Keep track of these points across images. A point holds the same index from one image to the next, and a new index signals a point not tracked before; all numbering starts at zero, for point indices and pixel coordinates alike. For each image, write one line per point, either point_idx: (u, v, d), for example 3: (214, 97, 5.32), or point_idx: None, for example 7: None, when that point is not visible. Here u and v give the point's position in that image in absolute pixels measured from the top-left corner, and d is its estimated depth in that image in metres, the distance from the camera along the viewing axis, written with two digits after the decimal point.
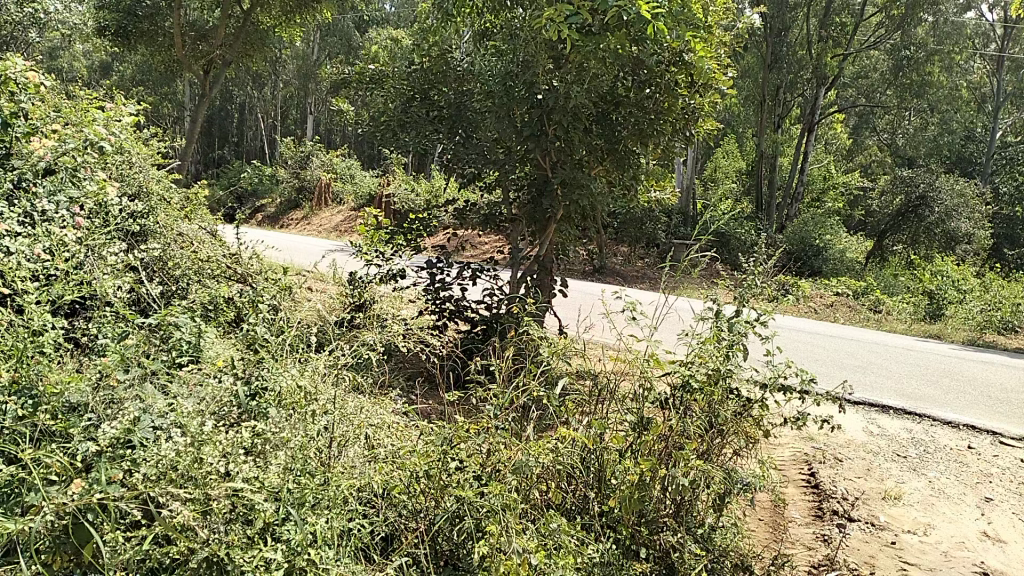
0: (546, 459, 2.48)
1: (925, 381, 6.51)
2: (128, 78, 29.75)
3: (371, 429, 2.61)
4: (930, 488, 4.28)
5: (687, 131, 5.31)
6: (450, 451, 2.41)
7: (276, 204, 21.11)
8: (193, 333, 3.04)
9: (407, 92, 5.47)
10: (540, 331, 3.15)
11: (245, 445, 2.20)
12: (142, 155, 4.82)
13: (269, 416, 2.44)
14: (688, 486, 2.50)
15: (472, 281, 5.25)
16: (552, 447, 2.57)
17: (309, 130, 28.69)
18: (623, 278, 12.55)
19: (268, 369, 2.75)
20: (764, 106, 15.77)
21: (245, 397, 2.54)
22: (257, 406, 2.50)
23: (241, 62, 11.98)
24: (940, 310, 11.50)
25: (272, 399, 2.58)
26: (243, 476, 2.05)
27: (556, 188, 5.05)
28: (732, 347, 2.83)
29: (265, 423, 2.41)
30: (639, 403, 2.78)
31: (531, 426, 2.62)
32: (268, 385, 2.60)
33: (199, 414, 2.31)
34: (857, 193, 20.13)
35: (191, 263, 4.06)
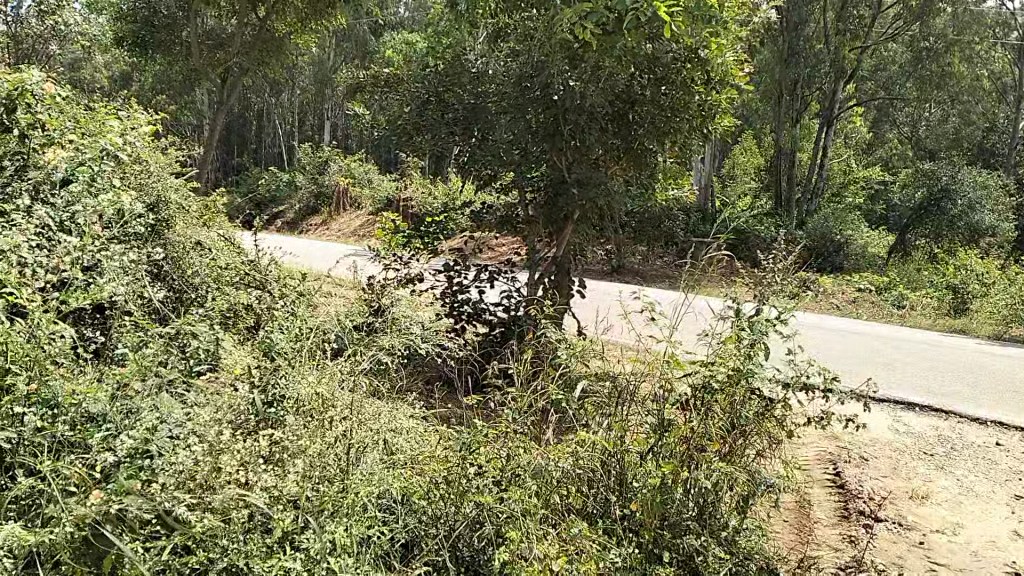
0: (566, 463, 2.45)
1: (950, 377, 6.42)
2: (148, 87, 30.15)
3: (388, 434, 2.59)
4: (959, 486, 4.20)
5: (705, 128, 5.28)
6: (469, 457, 2.40)
7: (294, 210, 21.25)
8: (209, 339, 3.05)
9: (422, 95, 5.47)
10: (559, 333, 3.12)
11: (261, 453, 2.20)
12: (160, 163, 4.87)
13: (287, 423, 2.44)
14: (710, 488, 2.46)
15: (490, 284, 5.26)
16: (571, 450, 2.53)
17: (326, 135, 28.86)
18: (643, 277, 12.51)
19: (285, 375, 2.74)
20: (782, 101, 15.64)
21: (261, 403, 2.54)
22: (274, 414, 2.50)
23: (257, 69, 12.07)
24: (964, 304, 11.38)
25: (289, 405, 2.57)
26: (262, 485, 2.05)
27: (573, 189, 5.03)
28: (755, 346, 2.78)
29: (283, 430, 2.40)
30: (660, 405, 2.75)
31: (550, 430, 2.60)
32: (285, 392, 2.58)
33: (216, 423, 2.31)
34: (878, 187, 19.92)
35: (211, 270, 4.10)
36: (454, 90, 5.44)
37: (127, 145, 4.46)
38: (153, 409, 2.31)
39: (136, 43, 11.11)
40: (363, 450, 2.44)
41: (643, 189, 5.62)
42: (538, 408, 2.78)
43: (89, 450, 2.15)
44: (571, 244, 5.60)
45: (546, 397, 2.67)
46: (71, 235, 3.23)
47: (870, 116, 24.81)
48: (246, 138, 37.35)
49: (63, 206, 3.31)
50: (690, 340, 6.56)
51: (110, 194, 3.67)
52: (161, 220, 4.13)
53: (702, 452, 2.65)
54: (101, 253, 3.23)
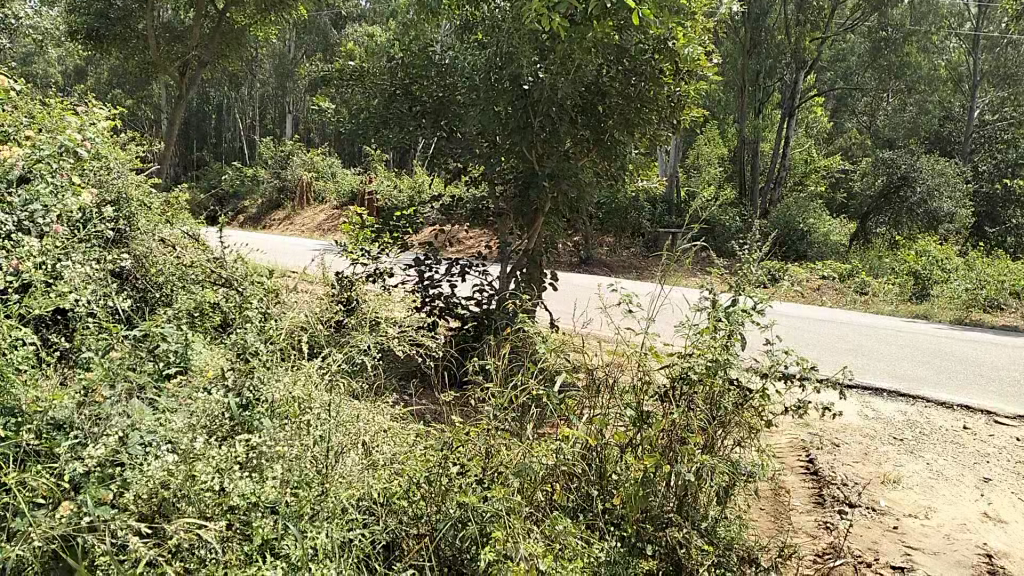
0: (548, 459, 2.41)
1: (916, 362, 6.50)
2: (104, 81, 29.49)
3: (368, 436, 2.54)
4: (929, 470, 4.26)
5: (673, 119, 5.28)
6: (450, 456, 2.37)
7: (257, 205, 20.95)
8: (177, 342, 2.98)
9: (388, 89, 5.42)
10: (534, 328, 3.09)
11: (238, 460, 2.14)
12: (120, 159, 4.73)
13: (262, 427, 2.36)
14: (693, 480, 2.45)
15: (462, 278, 5.23)
16: (553, 447, 2.49)
17: (288, 129, 28.50)
18: (611, 268, 12.54)
19: (258, 377, 2.67)
20: (745, 91, 15.77)
21: (236, 407, 2.47)
22: (250, 418, 2.43)
23: (217, 62, 11.82)
24: (925, 289, 11.59)
25: (265, 409, 2.49)
26: (239, 492, 1.99)
27: (544, 181, 5.01)
28: (731, 337, 2.77)
29: (259, 434, 2.33)
30: (639, 397, 2.74)
31: (531, 427, 2.57)
32: (261, 395, 2.51)
33: (190, 429, 2.22)
34: (839, 176, 20.21)
35: (176, 270, 4.01)
36: (422, 83, 5.39)
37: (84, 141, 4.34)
38: (124, 416, 2.23)
39: (91, 35, 10.82)
40: (341, 452, 2.39)
41: (612, 181, 5.61)
42: (518, 406, 2.75)
43: (55, 459, 2.06)
44: (541, 236, 5.57)
45: (528, 393, 2.64)
46: (27, 237, 3.13)
47: (830, 106, 25.18)
48: (206, 133, 36.76)
49: (20, 207, 3.21)
50: (663, 330, 6.59)
51: (68, 193, 3.55)
52: (122, 219, 4.01)
53: (683, 445, 2.64)
54: (62, 253, 3.11)
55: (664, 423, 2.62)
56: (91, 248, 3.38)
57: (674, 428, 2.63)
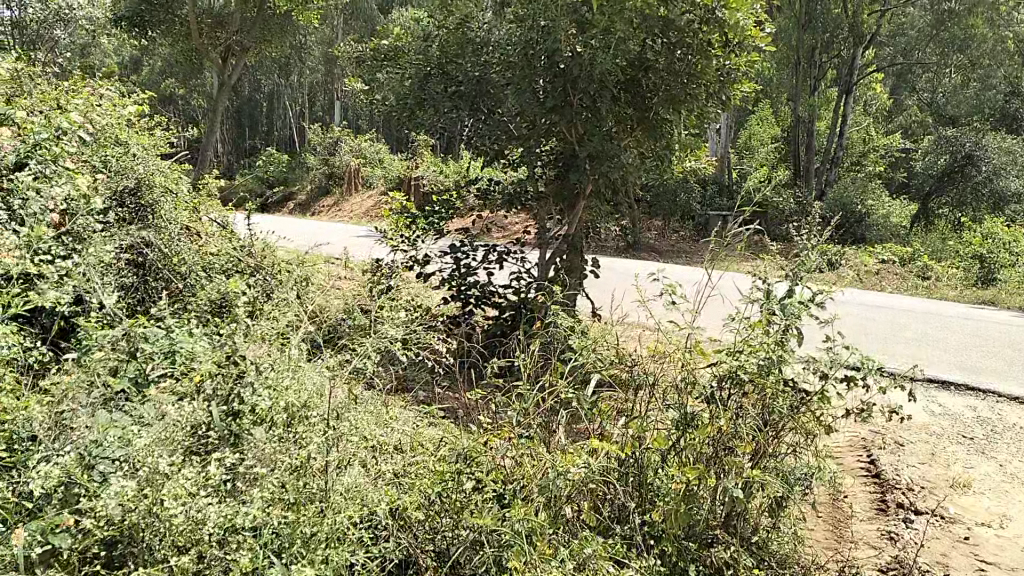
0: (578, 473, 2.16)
1: (988, 353, 6.07)
2: (158, 72, 29.98)
3: (379, 443, 2.33)
4: (1002, 473, 3.92)
5: (722, 95, 4.97)
6: (466, 471, 2.15)
7: (306, 191, 21.06)
8: (170, 349, 2.82)
9: (424, 68, 5.23)
10: (570, 322, 2.86)
11: (212, 484, 1.91)
12: (149, 143, 4.63)
13: (249, 441, 2.10)
14: (740, 496, 2.20)
15: (499, 266, 5.05)
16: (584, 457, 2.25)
17: (337, 116, 28.62)
18: (659, 253, 12.22)
19: (255, 374, 2.35)
20: (799, 68, 15.14)
21: (220, 415, 2.22)
22: (235, 429, 2.17)
23: (259, 48, 11.77)
24: (992, 274, 11.01)
25: (252, 417, 2.23)
26: (215, 523, 1.77)
27: (585, 163, 4.76)
28: (786, 332, 2.53)
29: (244, 450, 2.08)
30: (682, 397, 2.49)
31: (560, 433, 2.34)
32: (252, 401, 2.22)
33: (154, 448, 1.96)
34: (900, 155, 19.42)
35: (198, 260, 3.90)
36: (457, 62, 5.14)
37: (101, 130, 4.22)
38: (89, 428, 2.19)
39: (135, 24, 10.84)
40: (345, 464, 2.15)
41: (658, 162, 5.32)
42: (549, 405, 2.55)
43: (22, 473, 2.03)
44: (584, 222, 5.33)
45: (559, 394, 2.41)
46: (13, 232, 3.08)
47: (889, 84, 24.21)
48: (258, 120, 37.21)
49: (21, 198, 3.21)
50: (712, 319, 6.27)
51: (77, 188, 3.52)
52: (140, 205, 3.85)
53: (732, 455, 2.36)
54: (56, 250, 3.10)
55: (712, 429, 2.34)
56: (95, 242, 3.25)
57: (724, 434, 2.35)
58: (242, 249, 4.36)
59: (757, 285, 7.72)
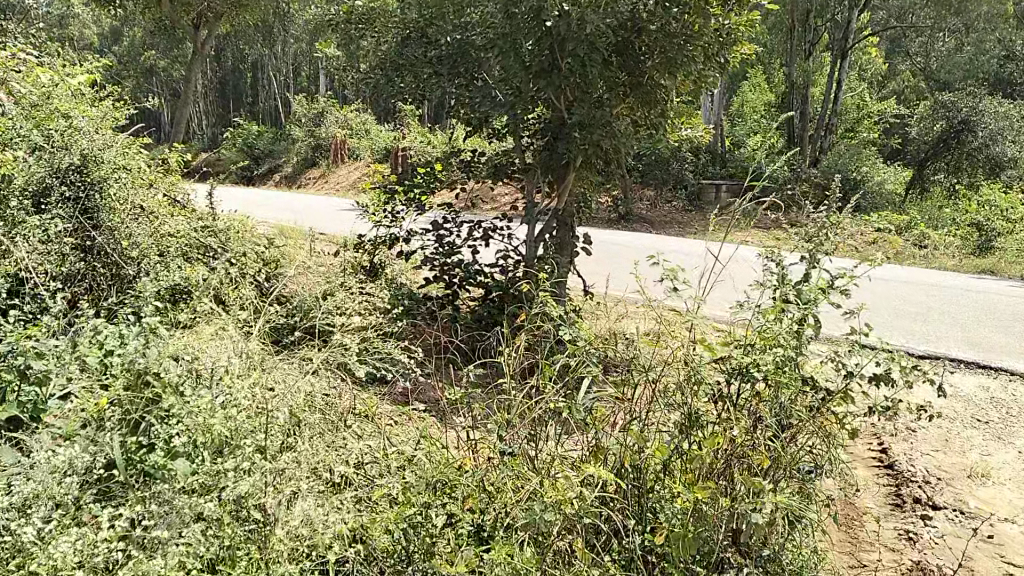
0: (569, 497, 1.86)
1: (1001, 330, 5.78)
2: (139, 43, 29.20)
3: (332, 460, 2.11)
4: (1021, 461, 3.65)
5: (721, 57, 4.64)
6: (435, 503, 1.90)
7: (292, 164, 20.59)
8: (101, 352, 2.50)
9: (404, 30, 4.91)
10: (560, 310, 2.55)
11: (105, 545, 1.70)
12: (104, 115, 4.28)
13: (156, 492, 1.91)
14: (762, 523, 1.88)
15: (484, 243, 4.73)
16: (577, 476, 1.95)
17: (322, 87, 27.98)
18: (652, 224, 11.92)
19: (163, 396, 2.22)
20: (795, 32, 14.72)
21: (127, 450, 2.09)
22: (147, 468, 2.05)
23: (236, 15, 11.29)
24: (991, 242, 10.77)
25: (166, 452, 2.10)
26: None
27: (574, 131, 4.42)
28: (802, 322, 2.28)
29: (152, 501, 1.88)
30: (689, 397, 2.17)
31: (545, 449, 2.06)
32: (166, 428, 2.11)
33: (34, 504, 1.80)
34: (894, 122, 19.09)
35: (152, 242, 3.60)
36: (439, 25, 4.80)
37: (41, 103, 3.80)
38: None
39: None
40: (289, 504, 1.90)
41: (652, 130, 5.00)
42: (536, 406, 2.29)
43: None
44: (574, 193, 5.02)
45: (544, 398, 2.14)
46: None
47: (883, 48, 23.75)
48: (243, 92, 36.46)
49: None
50: (718, 295, 5.92)
51: None
52: (78, 190, 3.43)
53: (745, 466, 2.07)
54: None
55: (721, 439, 2.04)
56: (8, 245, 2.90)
57: (736, 444, 2.06)
58: (201, 238, 4.04)
59: (763, 258, 7.40)
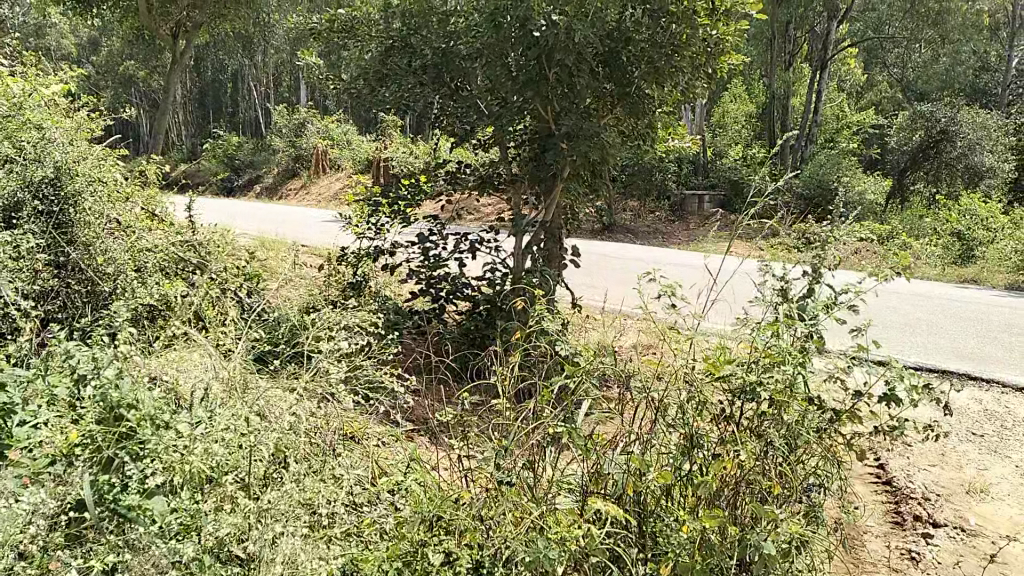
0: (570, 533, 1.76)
1: (990, 341, 5.74)
2: (116, 53, 28.85)
3: (320, 495, 2.02)
4: (1019, 475, 3.60)
5: (709, 67, 4.59)
6: (432, 544, 1.81)
7: (273, 174, 20.39)
8: (71, 380, 2.39)
9: (386, 40, 4.74)
10: (554, 328, 2.47)
11: None
12: (77, 126, 4.14)
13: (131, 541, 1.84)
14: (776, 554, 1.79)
15: (471, 256, 4.64)
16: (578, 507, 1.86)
17: (303, 97, 27.80)
18: (636, 234, 11.88)
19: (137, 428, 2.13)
20: (775, 44, 14.80)
21: (97, 487, 2.00)
22: (120, 507, 1.98)
23: (214, 25, 11.13)
24: (972, 251, 10.83)
25: (139, 492, 2.01)
26: None
27: (562, 142, 4.34)
28: (807, 339, 2.21)
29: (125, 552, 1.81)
30: (692, 418, 2.08)
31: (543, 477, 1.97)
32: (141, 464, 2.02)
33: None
34: (874, 131, 19.22)
35: (127, 257, 3.45)
36: (423, 33, 4.65)
37: (9, 115, 3.66)
38: None
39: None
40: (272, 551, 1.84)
41: (640, 140, 4.93)
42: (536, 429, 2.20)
43: None
44: (561, 205, 4.94)
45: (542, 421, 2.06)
46: None
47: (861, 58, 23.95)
48: (222, 102, 36.15)
49: None
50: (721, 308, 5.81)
51: None
52: (50, 205, 3.29)
53: (754, 491, 1.99)
54: None
55: (729, 463, 1.96)
56: None
57: (745, 469, 1.97)
58: (179, 252, 3.91)
59: (757, 270, 7.35)
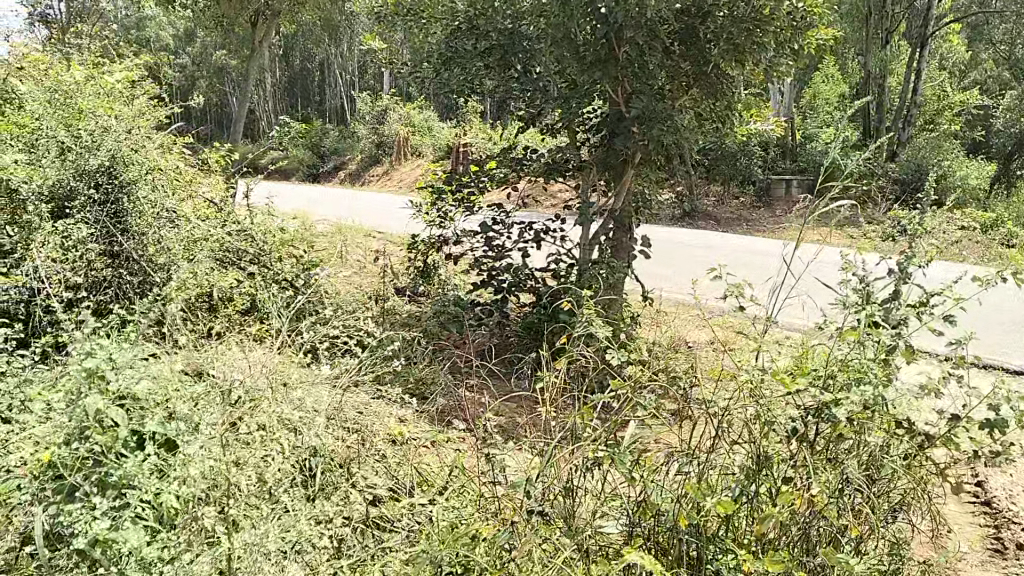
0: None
1: None
2: (210, 44, 29.74)
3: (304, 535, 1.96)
4: None
5: (795, 44, 4.24)
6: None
7: (356, 161, 20.64)
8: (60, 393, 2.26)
9: (452, 23, 4.58)
10: (612, 331, 2.27)
11: None
12: (142, 117, 4.16)
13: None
14: None
15: (535, 246, 4.42)
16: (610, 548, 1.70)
17: (386, 84, 28.02)
18: (717, 221, 11.43)
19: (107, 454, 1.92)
20: (870, 20, 14.01)
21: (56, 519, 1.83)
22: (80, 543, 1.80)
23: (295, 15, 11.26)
24: None
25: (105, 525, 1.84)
26: None
27: (632, 126, 4.09)
28: (892, 350, 1.96)
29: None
30: (758, 439, 1.87)
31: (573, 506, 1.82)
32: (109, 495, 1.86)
33: None
34: (979, 112, 17.98)
35: (183, 247, 3.40)
36: (490, 15, 4.48)
37: (66, 104, 3.65)
38: None
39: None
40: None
41: (719, 124, 4.62)
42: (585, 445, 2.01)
43: None
44: (632, 192, 4.68)
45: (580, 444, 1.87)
46: None
47: (966, 33, 22.42)
48: (310, 90, 36.88)
49: None
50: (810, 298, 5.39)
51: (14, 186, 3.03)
52: (108, 194, 3.28)
53: (825, 523, 1.78)
54: None
55: (797, 498, 1.73)
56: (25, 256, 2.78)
57: (816, 505, 1.74)
58: (241, 243, 3.86)
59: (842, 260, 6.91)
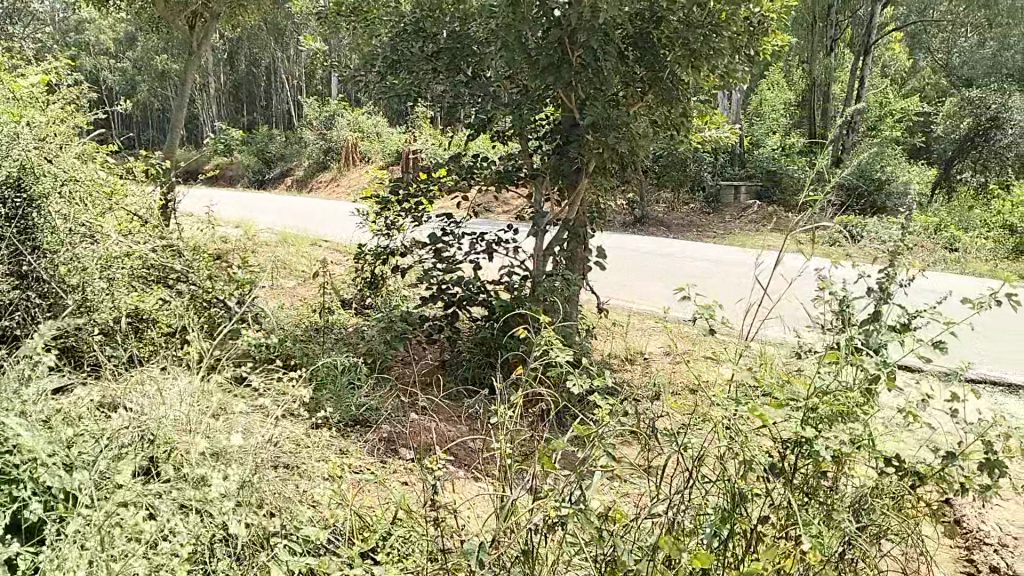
0: None
1: None
2: (150, 49, 28.85)
3: None
4: None
5: (751, 49, 4.12)
6: None
7: (304, 167, 20.19)
8: None
9: (397, 24, 4.37)
10: (569, 362, 2.07)
11: None
12: (56, 124, 3.84)
13: None
14: None
15: (486, 258, 4.19)
16: None
17: (333, 89, 27.52)
18: (668, 227, 11.37)
19: None
20: (815, 28, 14.17)
21: None
22: None
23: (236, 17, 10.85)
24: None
25: None
26: None
27: (587, 133, 3.91)
28: (881, 380, 1.80)
29: None
30: (736, 485, 1.69)
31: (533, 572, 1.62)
32: None
33: None
34: (919, 119, 18.33)
35: (100, 268, 3.12)
36: (436, 18, 4.28)
37: None
38: None
39: None
40: None
41: (674, 131, 4.48)
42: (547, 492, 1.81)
43: None
44: (586, 201, 4.50)
45: (538, 497, 1.66)
46: None
47: (905, 43, 22.93)
48: (256, 96, 36.08)
49: None
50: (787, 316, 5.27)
51: None
52: (19, 207, 2.98)
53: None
54: None
55: (782, 554, 1.55)
56: None
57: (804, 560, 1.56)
58: (164, 260, 3.58)
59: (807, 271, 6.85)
